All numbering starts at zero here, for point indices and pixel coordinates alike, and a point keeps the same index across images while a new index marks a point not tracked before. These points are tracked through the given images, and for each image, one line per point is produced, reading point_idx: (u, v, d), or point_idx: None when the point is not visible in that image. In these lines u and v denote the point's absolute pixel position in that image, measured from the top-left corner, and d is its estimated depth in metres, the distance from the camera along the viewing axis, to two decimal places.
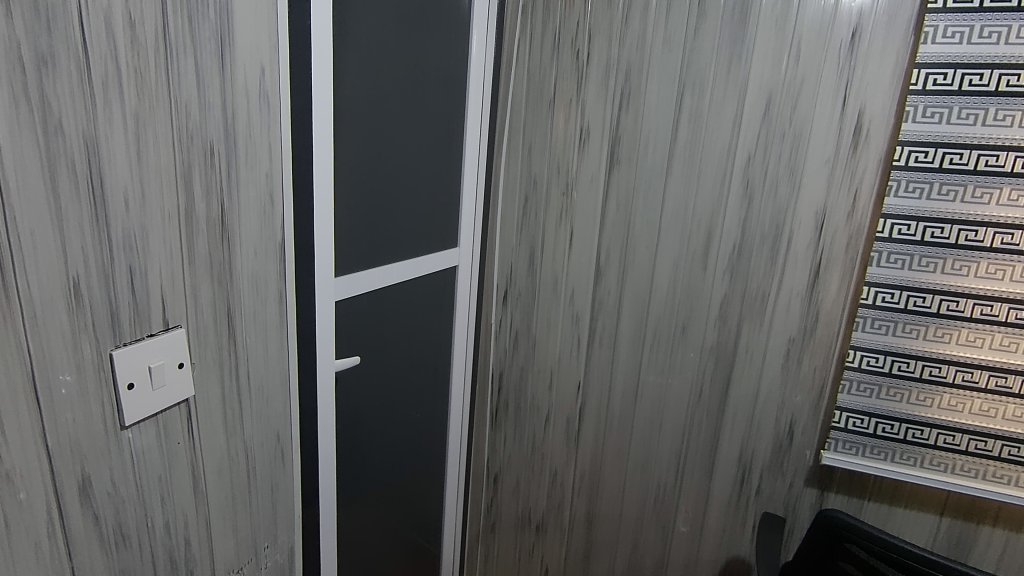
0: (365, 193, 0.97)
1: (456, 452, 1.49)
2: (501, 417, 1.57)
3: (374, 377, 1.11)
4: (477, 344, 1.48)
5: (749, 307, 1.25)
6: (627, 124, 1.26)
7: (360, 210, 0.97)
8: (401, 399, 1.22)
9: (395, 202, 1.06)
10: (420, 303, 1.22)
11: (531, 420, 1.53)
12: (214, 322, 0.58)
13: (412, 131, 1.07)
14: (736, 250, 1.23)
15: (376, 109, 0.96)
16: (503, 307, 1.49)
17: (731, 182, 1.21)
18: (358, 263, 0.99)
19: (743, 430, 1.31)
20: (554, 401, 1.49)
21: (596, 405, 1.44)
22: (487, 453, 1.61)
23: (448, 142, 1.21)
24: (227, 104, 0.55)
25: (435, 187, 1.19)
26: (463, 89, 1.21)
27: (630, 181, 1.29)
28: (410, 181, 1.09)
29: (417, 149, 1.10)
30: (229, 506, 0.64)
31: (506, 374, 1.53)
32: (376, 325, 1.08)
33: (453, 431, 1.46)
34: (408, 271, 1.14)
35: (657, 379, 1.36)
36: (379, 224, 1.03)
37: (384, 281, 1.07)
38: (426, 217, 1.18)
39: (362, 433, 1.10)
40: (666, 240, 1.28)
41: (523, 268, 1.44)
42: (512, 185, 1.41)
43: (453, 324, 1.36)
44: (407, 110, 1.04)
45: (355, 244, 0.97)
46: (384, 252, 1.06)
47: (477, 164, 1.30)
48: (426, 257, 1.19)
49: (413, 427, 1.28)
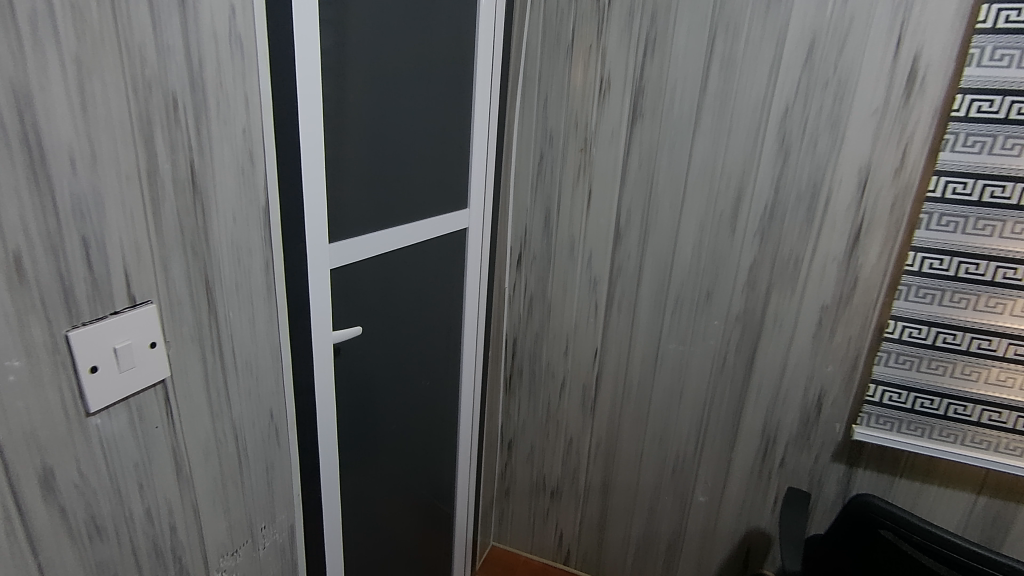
0: (366, 151, 0.89)
1: (469, 420, 1.46)
2: (515, 383, 1.52)
3: (378, 346, 1.06)
4: (491, 310, 1.42)
5: (780, 272, 1.16)
6: (652, 73, 1.15)
7: (360, 171, 0.89)
8: (407, 368, 1.18)
9: (399, 161, 0.99)
10: (428, 268, 1.16)
11: (546, 388, 1.48)
12: (191, 297, 0.53)
13: (417, 82, 0.98)
14: (768, 211, 1.14)
15: (377, 58, 0.87)
16: (517, 271, 1.42)
17: (765, 135, 1.10)
18: (359, 227, 0.92)
19: (768, 401, 1.25)
20: (570, 368, 1.43)
21: (614, 374, 1.38)
22: (501, 420, 1.57)
23: (457, 96, 1.12)
24: (191, 49, 0.48)
25: (443, 145, 1.11)
26: (473, 35, 1.11)
27: (653, 136, 1.18)
28: (415, 137, 1.01)
29: (422, 102, 1.01)
30: (218, 489, 0.60)
31: (520, 340, 1.48)
32: (379, 293, 1.03)
33: (466, 398, 1.43)
34: (415, 235, 1.08)
35: (678, 348, 1.29)
36: (382, 185, 0.96)
37: (388, 246, 1.01)
38: (433, 176, 1.10)
39: (368, 403, 1.06)
40: (692, 200, 1.19)
41: (538, 230, 1.36)
42: (527, 142, 1.32)
43: (464, 290, 1.30)
44: (412, 60, 0.95)
45: (355, 208, 0.90)
46: (387, 215, 1.00)
47: (488, 119, 1.21)
48: (434, 219, 1.13)
49: (421, 395, 1.25)
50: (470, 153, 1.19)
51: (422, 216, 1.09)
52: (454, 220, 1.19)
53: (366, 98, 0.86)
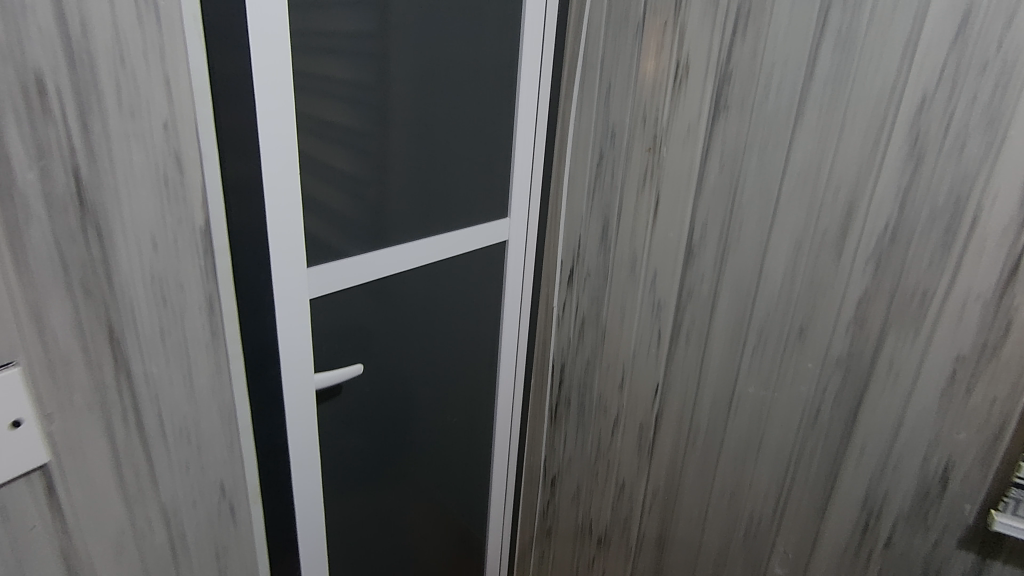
0: (351, 161, 0.82)
1: (506, 445, 1.35)
2: (561, 414, 1.34)
3: (380, 370, 0.98)
4: (531, 330, 1.27)
5: (900, 309, 0.91)
6: (743, 56, 0.93)
7: (342, 181, 0.82)
8: (421, 391, 1.08)
9: (399, 167, 0.90)
10: (459, 282, 1.07)
11: (596, 423, 1.29)
12: (80, 318, 0.52)
13: (421, 78, 0.89)
14: (889, 232, 0.89)
15: (362, 57, 0.80)
16: (568, 289, 1.24)
17: (891, 136, 0.85)
18: (345, 243, 0.85)
19: (874, 465, 1.00)
20: (625, 404, 1.23)
21: (676, 414, 1.17)
22: (545, 452, 1.40)
23: (489, 90, 1.00)
24: (78, 67, 0.47)
25: (469, 147, 1.00)
26: (511, 22, 0.98)
27: (740, 136, 0.96)
28: (420, 140, 0.92)
29: (430, 100, 0.91)
30: (122, 518, 0.58)
31: (569, 366, 1.29)
32: (399, 308, 0.97)
33: (500, 423, 1.30)
34: (428, 253, 0.98)
35: (759, 392, 1.07)
36: (379, 195, 0.88)
37: (391, 265, 0.92)
38: (455, 183, 0.99)
39: (360, 429, 0.98)
40: (787, 214, 0.96)
41: (593, 242, 1.17)
42: (584, 140, 1.14)
43: (502, 308, 1.18)
44: (412, 53, 0.87)
45: (337, 223, 0.83)
46: (388, 229, 0.90)
47: (532, 117, 1.08)
48: (456, 231, 1.02)
49: (440, 420, 1.15)
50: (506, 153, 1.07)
51: (438, 232, 0.99)
52: (489, 234, 1.08)
53: (347, 101, 0.79)
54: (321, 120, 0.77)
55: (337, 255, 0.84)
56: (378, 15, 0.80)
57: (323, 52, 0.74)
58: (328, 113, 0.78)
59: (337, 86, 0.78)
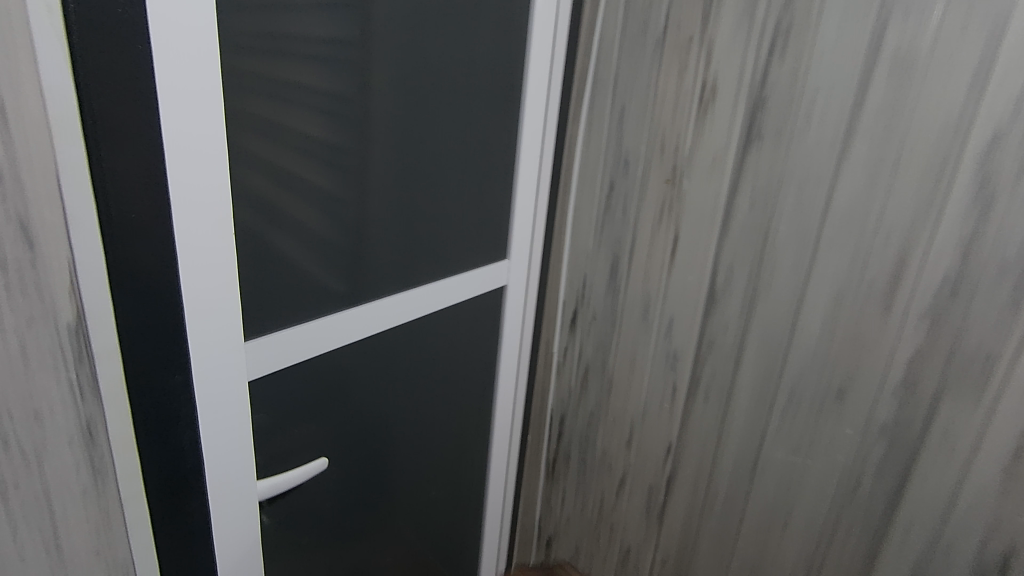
0: (323, 192, 0.70)
1: (499, 504, 1.21)
2: (559, 469, 1.21)
3: (349, 434, 0.85)
4: (526, 378, 1.15)
5: (960, 376, 0.76)
6: (780, 79, 0.80)
7: (315, 200, 0.70)
8: (397, 451, 0.95)
9: (378, 206, 0.78)
10: (443, 327, 0.94)
11: (599, 482, 1.15)
12: None
13: (411, 107, 0.77)
14: (950, 285, 0.74)
15: (338, 84, 0.68)
16: (571, 334, 1.11)
17: (957, 173, 0.71)
18: (308, 297, 0.73)
19: (919, 555, 0.84)
20: (633, 463, 1.09)
21: (691, 477, 1.03)
22: (541, 510, 1.27)
23: (492, 121, 0.88)
24: None
25: (464, 183, 0.88)
26: (517, 43, 0.86)
27: (775, 169, 0.84)
28: (406, 176, 0.80)
29: (420, 132, 0.79)
30: None
31: (570, 419, 1.16)
32: (378, 356, 0.85)
33: (494, 480, 1.17)
34: (407, 308, 0.86)
35: (789, 458, 0.92)
36: (352, 240, 0.76)
37: (363, 325, 0.80)
38: (444, 224, 0.87)
39: (324, 502, 0.86)
40: (827, 260, 0.82)
41: (601, 283, 1.04)
42: (592, 169, 1.01)
43: (498, 355, 1.06)
44: (400, 78, 0.75)
45: (301, 274, 0.71)
46: (359, 279, 0.78)
47: (539, 150, 0.96)
48: (443, 274, 0.90)
49: (421, 482, 1.02)
50: (508, 189, 0.94)
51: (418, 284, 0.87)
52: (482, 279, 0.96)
53: (315, 135, 0.68)
54: (286, 160, 0.65)
55: (311, 285, 0.73)
56: (359, 36, 0.69)
57: (289, 79, 0.63)
58: (294, 151, 0.66)
59: (308, 120, 0.66)
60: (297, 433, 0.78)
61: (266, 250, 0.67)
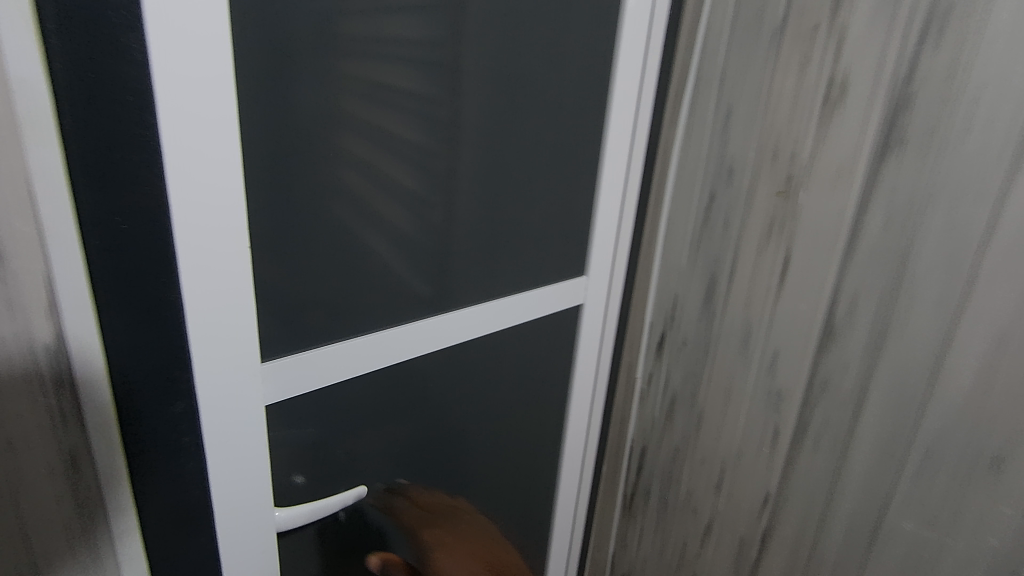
0: (409, 191, 0.69)
1: (568, 529, 1.14)
2: (637, 505, 1.10)
3: (405, 447, 0.82)
4: (604, 401, 1.06)
5: None
6: (933, 71, 0.65)
7: (401, 200, 0.69)
8: (456, 467, 0.91)
9: (446, 212, 0.73)
10: (521, 342, 0.89)
11: (680, 526, 1.03)
12: None
13: (486, 108, 0.71)
14: None
15: (417, 85, 0.65)
16: (658, 359, 1.00)
17: None
18: (367, 304, 0.69)
19: None
20: (721, 510, 0.96)
21: (791, 537, 0.88)
22: (614, 547, 1.16)
23: (577, 124, 0.80)
24: None
25: (542, 190, 0.81)
26: (610, 38, 0.78)
27: (921, 181, 0.68)
28: (478, 182, 0.74)
29: (495, 134, 0.73)
30: None
31: (652, 452, 1.05)
32: (453, 369, 0.82)
33: (563, 506, 1.10)
34: (494, 319, 0.82)
35: (920, 535, 0.74)
36: (415, 247, 0.72)
37: (450, 333, 0.78)
38: (516, 233, 0.81)
39: (377, 514, 0.82)
40: (990, 294, 0.64)
41: (694, 304, 0.93)
42: (691, 177, 0.90)
43: (573, 375, 0.98)
44: (475, 77, 0.69)
45: (359, 280, 0.68)
46: (422, 288, 0.74)
47: (628, 154, 0.87)
48: (514, 287, 0.84)
49: (482, 499, 0.97)
50: (592, 197, 0.86)
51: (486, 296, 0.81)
52: (558, 295, 0.88)
53: (378, 133, 0.64)
54: (347, 159, 0.62)
55: (400, 285, 0.72)
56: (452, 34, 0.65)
57: (353, 77, 0.59)
58: (355, 150, 0.62)
59: (371, 118, 0.62)
60: (350, 443, 0.75)
61: (323, 253, 0.64)
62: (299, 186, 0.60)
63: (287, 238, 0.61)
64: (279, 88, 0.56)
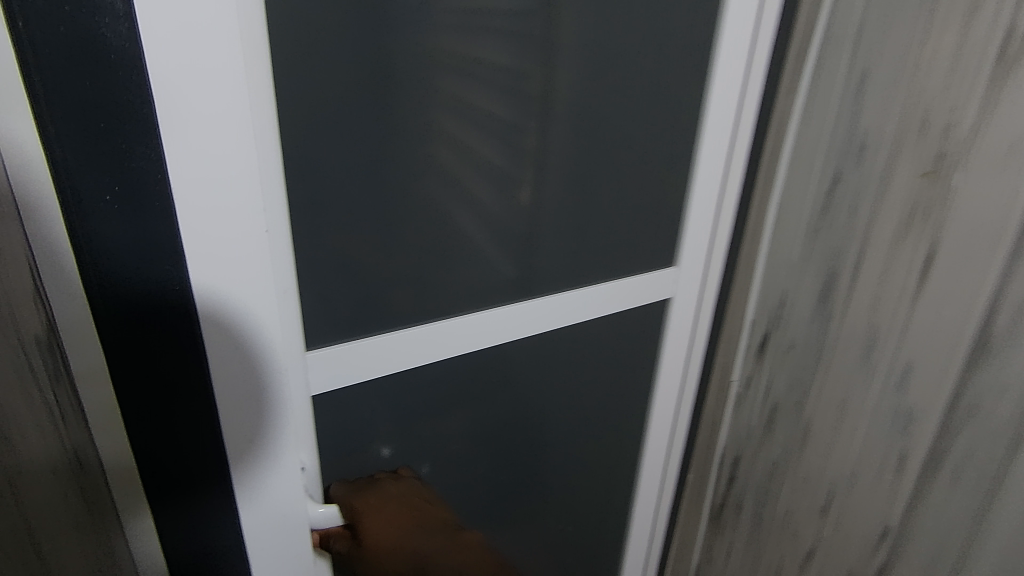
0: (501, 172, 0.65)
1: (645, 532, 1.07)
2: (725, 518, 0.99)
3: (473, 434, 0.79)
4: (692, 403, 0.96)
5: None
6: None
7: (493, 180, 0.65)
8: (521, 460, 0.86)
9: (515, 192, 0.67)
10: (605, 333, 0.82)
11: (774, 549, 0.91)
12: None
13: (560, 79, 0.64)
14: None
15: (508, 56, 0.59)
16: (760, 362, 0.88)
17: None
18: (422, 291, 0.65)
19: None
20: (824, 539, 0.82)
21: None
22: (699, 558, 1.06)
23: (668, 94, 0.70)
24: None
25: (624, 169, 0.72)
26: None
27: None
28: (569, 159, 0.68)
29: (572, 108, 0.65)
30: None
31: (745, 463, 0.93)
32: (536, 356, 0.78)
33: (640, 507, 1.02)
34: (582, 307, 0.77)
35: None
36: (499, 230, 0.67)
37: (536, 319, 0.74)
38: (593, 218, 0.73)
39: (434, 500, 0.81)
40: None
41: (804, 302, 0.79)
42: (810, 153, 0.76)
43: (656, 372, 0.90)
44: (552, 43, 0.61)
45: (415, 265, 0.64)
46: (484, 275, 0.68)
47: (731, 129, 0.75)
48: (590, 275, 0.76)
49: (550, 494, 0.93)
50: (683, 177, 0.76)
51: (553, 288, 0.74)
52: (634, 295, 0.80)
53: (437, 107, 0.58)
54: (401, 135, 0.57)
55: (485, 267, 0.68)
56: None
57: (437, 50, 0.56)
58: (408, 124, 0.57)
59: (426, 91, 0.57)
60: (404, 431, 0.72)
61: (375, 237, 0.60)
62: (349, 168, 0.56)
63: (340, 222, 0.57)
64: (363, 63, 0.53)
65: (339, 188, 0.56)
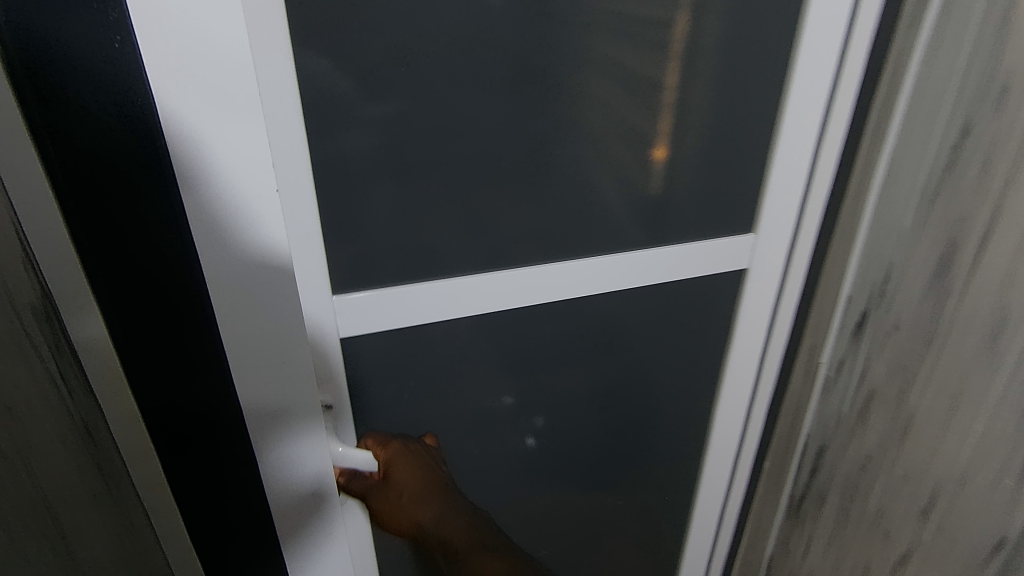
0: (639, 133, 0.63)
1: (715, 514, 1.01)
2: (806, 509, 0.91)
3: (583, 395, 0.80)
4: (773, 383, 0.88)
5: None
6: None
7: (629, 140, 0.63)
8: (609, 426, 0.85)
9: (571, 148, 0.61)
10: (679, 303, 0.76)
11: (860, 548, 0.82)
12: None
13: (621, 17, 0.57)
14: None
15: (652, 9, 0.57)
16: (856, 343, 0.78)
17: None
18: (467, 253, 0.62)
19: None
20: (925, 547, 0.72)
21: None
22: (775, 548, 0.99)
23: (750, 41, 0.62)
24: None
25: (696, 124, 0.65)
26: None
27: None
28: (700, 116, 0.65)
29: (685, 61, 0.61)
30: None
31: (833, 454, 0.84)
32: (637, 320, 0.76)
33: (708, 487, 0.96)
34: (709, 264, 0.74)
35: None
36: (632, 193, 0.66)
37: (662, 272, 0.72)
38: (660, 176, 0.66)
39: (484, 466, 0.80)
40: None
41: (917, 276, 0.68)
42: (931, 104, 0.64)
43: (728, 348, 0.83)
44: None
45: (459, 224, 0.61)
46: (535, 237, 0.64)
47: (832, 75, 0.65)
48: (656, 242, 0.70)
49: (608, 469, 0.89)
50: (767, 129, 0.68)
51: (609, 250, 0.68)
52: (701, 260, 0.73)
53: (541, 60, 0.56)
54: (435, 85, 0.54)
55: (607, 221, 0.67)
56: None
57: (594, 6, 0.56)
58: (442, 73, 0.54)
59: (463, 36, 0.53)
60: (450, 393, 0.71)
61: (414, 195, 0.58)
62: (415, 120, 0.55)
63: (375, 179, 0.55)
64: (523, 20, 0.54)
65: (490, 145, 0.58)
